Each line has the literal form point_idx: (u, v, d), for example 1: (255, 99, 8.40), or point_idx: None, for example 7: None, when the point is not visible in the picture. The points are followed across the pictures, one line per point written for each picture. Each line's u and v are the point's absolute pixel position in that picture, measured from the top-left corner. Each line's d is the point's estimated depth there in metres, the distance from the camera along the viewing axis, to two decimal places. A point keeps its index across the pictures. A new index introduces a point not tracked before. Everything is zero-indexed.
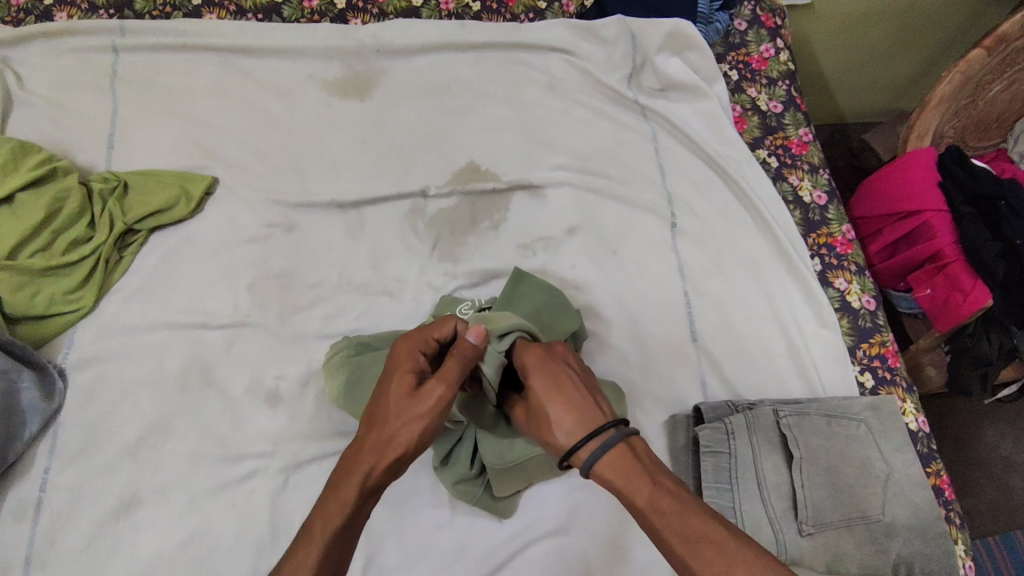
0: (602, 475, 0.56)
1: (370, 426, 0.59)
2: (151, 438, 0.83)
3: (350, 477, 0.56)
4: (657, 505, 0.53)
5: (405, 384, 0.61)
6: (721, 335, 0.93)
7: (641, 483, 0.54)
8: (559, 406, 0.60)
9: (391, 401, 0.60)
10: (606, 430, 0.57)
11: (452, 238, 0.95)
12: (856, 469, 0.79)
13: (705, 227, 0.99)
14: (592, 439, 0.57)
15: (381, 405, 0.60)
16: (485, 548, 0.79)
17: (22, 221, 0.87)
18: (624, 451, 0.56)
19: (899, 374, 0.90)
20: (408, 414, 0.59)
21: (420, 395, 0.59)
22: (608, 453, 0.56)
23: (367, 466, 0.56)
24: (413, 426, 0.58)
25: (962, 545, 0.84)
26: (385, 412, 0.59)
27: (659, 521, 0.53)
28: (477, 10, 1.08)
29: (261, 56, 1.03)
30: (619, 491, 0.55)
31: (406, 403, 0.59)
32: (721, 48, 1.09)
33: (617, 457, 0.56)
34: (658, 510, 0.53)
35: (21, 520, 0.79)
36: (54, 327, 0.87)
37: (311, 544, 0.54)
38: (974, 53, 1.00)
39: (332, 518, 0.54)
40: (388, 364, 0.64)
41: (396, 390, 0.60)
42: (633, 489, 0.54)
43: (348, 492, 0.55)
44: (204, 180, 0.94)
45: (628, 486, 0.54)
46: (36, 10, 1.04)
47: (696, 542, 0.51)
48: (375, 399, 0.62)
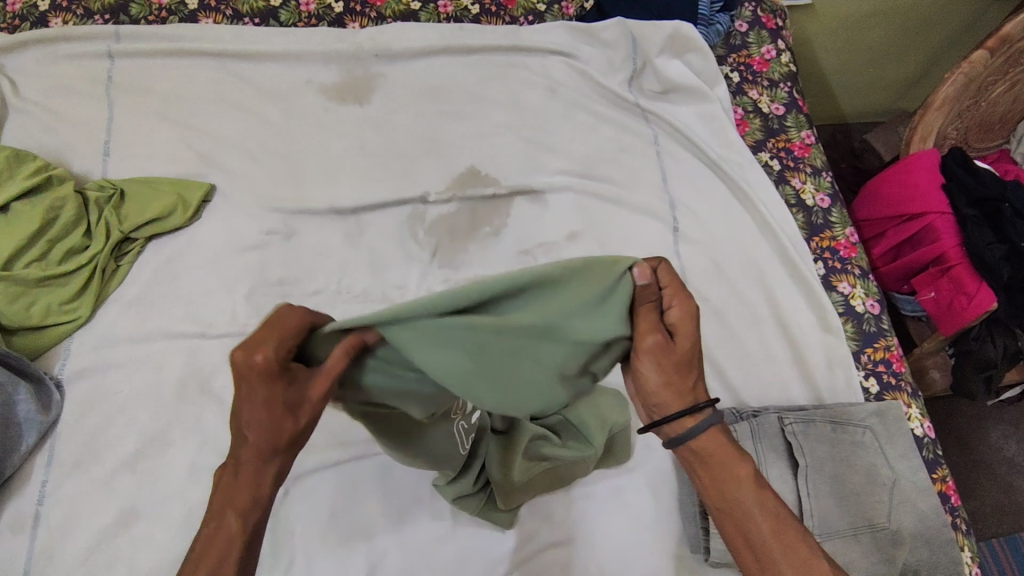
0: (705, 444, 0.57)
1: (251, 434, 0.51)
2: (149, 450, 0.82)
3: (252, 487, 0.52)
4: (756, 481, 0.57)
5: (286, 396, 0.49)
6: (725, 341, 0.92)
7: (745, 462, 0.57)
8: (688, 377, 0.56)
9: (276, 418, 0.50)
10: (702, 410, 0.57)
11: (452, 244, 0.95)
12: (862, 477, 0.78)
13: (706, 231, 0.98)
14: (690, 415, 0.56)
15: (259, 417, 0.49)
16: (487, 559, 0.78)
17: (17, 229, 0.86)
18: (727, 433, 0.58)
19: (904, 380, 0.90)
20: (297, 428, 0.51)
21: (309, 411, 0.50)
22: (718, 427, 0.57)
23: (272, 476, 0.53)
24: (304, 432, 0.51)
25: (969, 551, 0.83)
26: (268, 427, 0.50)
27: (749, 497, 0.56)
28: (476, 12, 1.07)
29: (257, 60, 1.02)
30: (717, 462, 0.57)
31: (293, 418, 0.50)
32: (721, 50, 1.08)
33: (718, 437, 0.57)
34: (757, 491, 0.56)
35: (18, 534, 0.78)
36: (50, 337, 0.86)
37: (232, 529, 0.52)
38: (976, 54, 0.99)
39: (252, 516, 0.53)
40: (246, 369, 0.48)
41: (278, 405, 0.49)
42: (736, 464, 0.57)
43: (261, 491, 0.53)
44: (201, 188, 0.93)
45: (730, 461, 0.57)
46: (32, 16, 1.03)
47: (781, 526, 0.55)
48: (244, 402, 0.49)
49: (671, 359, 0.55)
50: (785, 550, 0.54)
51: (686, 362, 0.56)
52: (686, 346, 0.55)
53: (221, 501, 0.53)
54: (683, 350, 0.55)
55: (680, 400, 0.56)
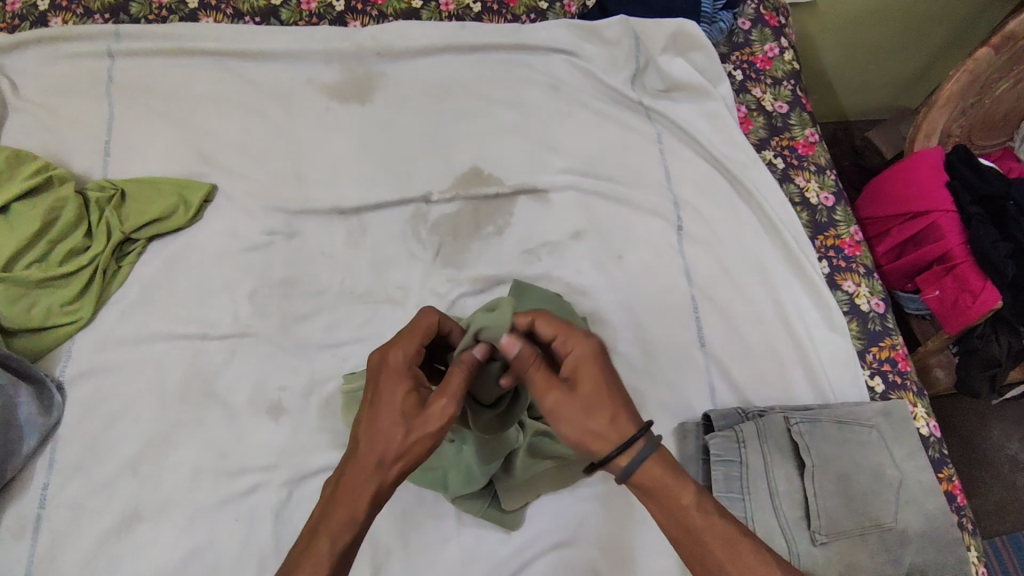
0: (647, 476, 0.55)
1: (372, 439, 0.55)
2: (151, 452, 0.82)
3: (355, 498, 0.53)
4: (699, 507, 0.55)
5: (410, 394, 0.56)
6: (729, 341, 0.91)
7: (687, 488, 0.55)
8: (604, 411, 0.55)
9: (396, 417, 0.55)
10: (638, 441, 0.55)
11: (455, 244, 0.94)
12: (868, 477, 0.77)
13: (711, 230, 0.97)
14: (629, 448, 0.55)
15: (385, 416, 0.55)
16: (492, 561, 0.78)
17: (17, 231, 0.86)
18: (663, 456, 0.56)
19: (909, 379, 0.89)
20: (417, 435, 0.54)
21: (427, 414, 0.55)
22: (654, 454, 0.55)
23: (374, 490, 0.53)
24: (421, 441, 0.54)
25: (975, 551, 0.83)
26: (388, 430, 0.54)
27: (696, 526, 0.55)
28: (478, 11, 1.06)
29: (258, 59, 1.01)
30: (660, 495, 0.55)
31: (413, 420, 0.55)
32: (724, 48, 1.08)
33: (658, 464, 0.56)
34: (701, 518, 0.55)
35: (20, 537, 0.78)
36: (51, 339, 0.85)
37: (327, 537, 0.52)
38: (981, 52, 0.99)
39: (343, 535, 0.52)
40: (382, 368, 0.58)
41: (402, 404, 0.55)
42: (675, 492, 0.55)
43: (359, 500, 0.53)
44: (203, 188, 0.93)
45: (673, 488, 0.55)
46: (31, 16, 1.02)
47: (737, 551, 0.54)
48: (373, 404, 0.56)
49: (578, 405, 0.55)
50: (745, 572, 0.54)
51: (593, 398, 0.55)
52: (588, 389, 0.56)
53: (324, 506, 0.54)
54: (585, 393, 0.56)
55: (616, 432, 0.55)
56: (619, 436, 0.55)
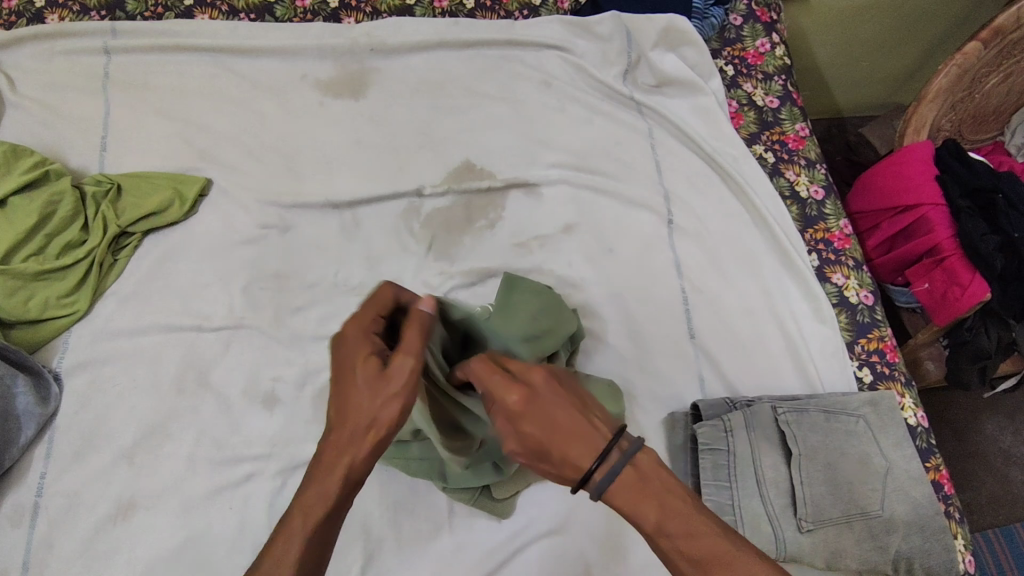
0: (613, 498, 0.53)
1: (342, 413, 0.55)
2: (147, 442, 0.83)
3: (325, 474, 0.53)
4: (663, 529, 0.52)
5: (369, 361, 0.56)
6: (720, 333, 0.92)
7: (649, 507, 0.52)
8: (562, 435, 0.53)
9: (362, 384, 0.55)
10: (609, 451, 0.53)
11: (448, 237, 0.95)
12: (854, 465, 0.78)
13: (702, 223, 0.98)
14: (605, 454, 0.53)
15: (352, 386, 0.56)
16: (483, 550, 0.79)
17: (16, 225, 0.87)
18: (632, 467, 0.53)
19: (898, 369, 0.90)
20: (380, 399, 0.54)
21: (391, 373, 0.55)
22: (622, 470, 0.52)
23: (344, 463, 0.53)
24: (385, 404, 0.54)
25: (962, 539, 0.84)
26: (354, 398, 0.55)
27: (667, 545, 0.52)
28: (471, 7, 1.07)
29: (253, 55, 1.02)
30: (627, 515, 0.53)
31: (381, 379, 0.55)
32: (716, 43, 1.09)
33: (631, 476, 0.53)
34: (668, 537, 0.52)
35: (17, 526, 0.79)
36: (48, 331, 0.86)
37: (306, 517, 0.53)
38: (970, 46, 0.99)
39: (316, 510, 0.52)
40: (341, 345, 0.58)
41: (365, 371, 0.56)
42: (641, 514, 0.52)
43: (329, 478, 0.53)
44: (198, 182, 0.94)
45: (636, 509, 0.52)
46: (28, 12, 1.03)
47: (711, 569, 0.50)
48: (338, 378, 0.57)
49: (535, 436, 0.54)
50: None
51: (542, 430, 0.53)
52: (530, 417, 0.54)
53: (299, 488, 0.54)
54: (538, 429, 0.54)
55: (586, 445, 0.53)
56: (592, 448, 0.52)
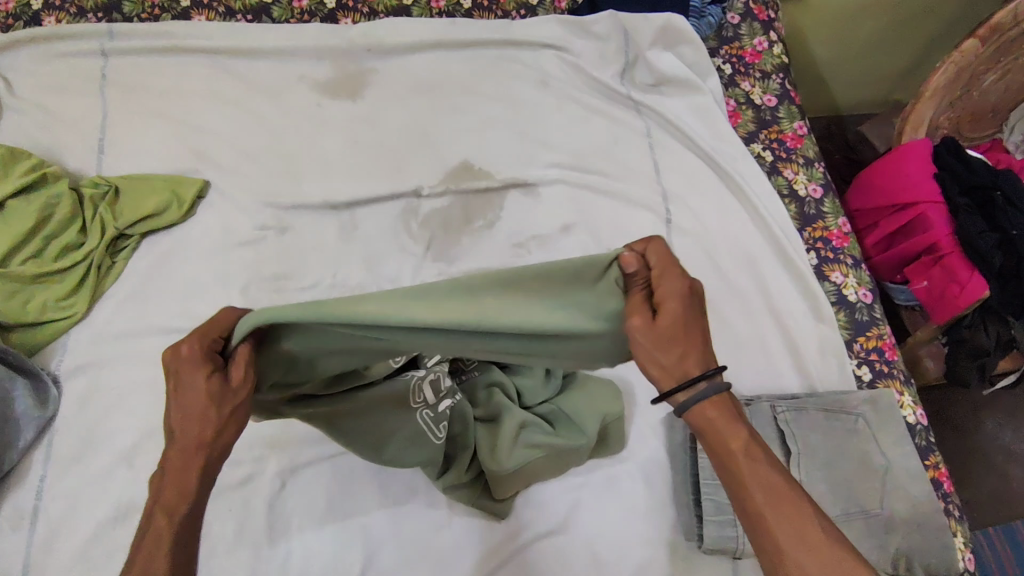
0: (700, 414, 0.54)
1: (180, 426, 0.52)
2: (146, 445, 0.83)
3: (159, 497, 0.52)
4: (750, 451, 0.53)
5: (204, 380, 0.52)
6: (718, 332, 0.92)
7: (740, 430, 0.54)
8: (678, 347, 0.52)
9: (200, 400, 0.51)
10: (700, 382, 0.53)
11: (447, 237, 0.95)
12: (853, 464, 0.78)
13: (700, 222, 0.98)
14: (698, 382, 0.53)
15: (187, 404, 0.52)
16: (482, 550, 0.79)
17: (14, 228, 0.87)
18: (723, 399, 0.54)
19: (896, 368, 0.90)
20: (209, 427, 0.52)
21: (229, 390, 0.52)
22: (711, 398, 0.53)
23: (172, 485, 0.52)
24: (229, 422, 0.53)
25: (962, 537, 0.84)
26: (181, 427, 0.52)
27: (745, 466, 0.52)
28: (468, 7, 1.07)
29: (250, 57, 1.02)
30: (711, 432, 0.54)
31: (224, 396, 0.52)
32: (714, 42, 1.08)
33: (720, 403, 0.54)
34: (751, 463, 0.52)
35: (16, 529, 0.79)
36: (47, 334, 0.86)
37: (169, 517, 0.51)
38: (967, 43, 0.99)
39: (178, 508, 0.51)
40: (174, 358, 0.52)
41: (200, 389, 0.52)
42: (728, 436, 0.53)
43: (188, 482, 0.52)
44: (196, 184, 0.94)
45: (725, 432, 0.53)
46: (25, 15, 1.03)
47: (777, 501, 0.51)
48: (179, 394, 0.52)
49: (657, 334, 0.51)
50: (785, 530, 0.50)
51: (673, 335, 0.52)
52: (674, 321, 0.52)
53: (155, 492, 0.52)
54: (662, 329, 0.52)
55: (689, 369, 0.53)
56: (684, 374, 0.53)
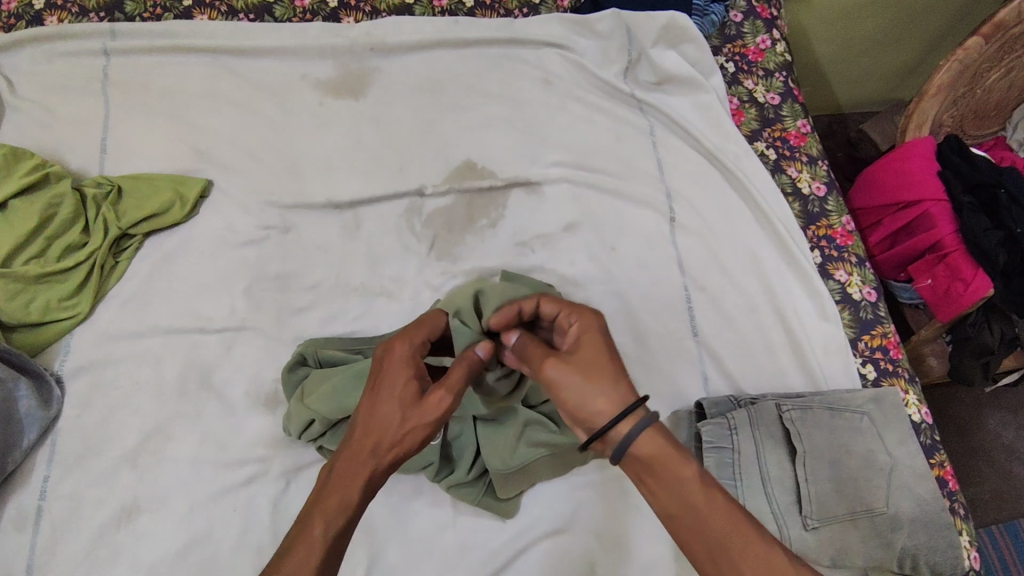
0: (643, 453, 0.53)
1: (375, 426, 0.58)
2: (150, 445, 0.83)
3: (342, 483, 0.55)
4: (704, 487, 0.53)
5: (411, 381, 0.60)
6: (722, 331, 0.92)
7: (691, 467, 0.53)
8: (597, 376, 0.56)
9: (398, 399, 0.59)
10: (634, 411, 0.54)
11: (450, 237, 0.95)
12: (859, 462, 0.78)
13: (703, 220, 0.98)
14: (627, 415, 0.54)
15: (384, 401, 0.59)
16: (487, 550, 0.79)
17: (17, 227, 0.87)
18: (664, 435, 0.54)
19: (901, 366, 0.90)
20: (416, 425, 0.58)
21: (426, 403, 0.58)
22: (651, 435, 0.53)
23: (363, 475, 0.56)
24: (415, 430, 0.58)
25: (967, 536, 0.84)
26: (384, 419, 0.58)
27: (701, 503, 0.52)
28: (470, 6, 1.07)
29: (253, 56, 1.02)
30: (660, 472, 0.53)
31: (418, 404, 0.59)
32: (717, 40, 1.08)
33: (661, 436, 0.53)
34: (708, 499, 0.52)
35: (20, 530, 0.79)
36: (49, 334, 0.86)
37: (327, 517, 0.54)
38: (972, 41, 0.99)
39: (336, 515, 0.54)
40: (387, 355, 0.62)
41: (402, 393, 0.59)
42: (681, 472, 0.52)
43: (354, 489, 0.55)
44: (199, 183, 0.94)
45: (675, 468, 0.52)
46: (27, 15, 1.03)
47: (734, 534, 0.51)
48: (377, 393, 0.60)
49: (571, 372, 0.56)
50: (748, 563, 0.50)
51: (587, 361, 0.57)
52: (588, 351, 0.57)
53: (315, 503, 0.55)
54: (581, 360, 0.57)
55: (610, 401, 0.54)
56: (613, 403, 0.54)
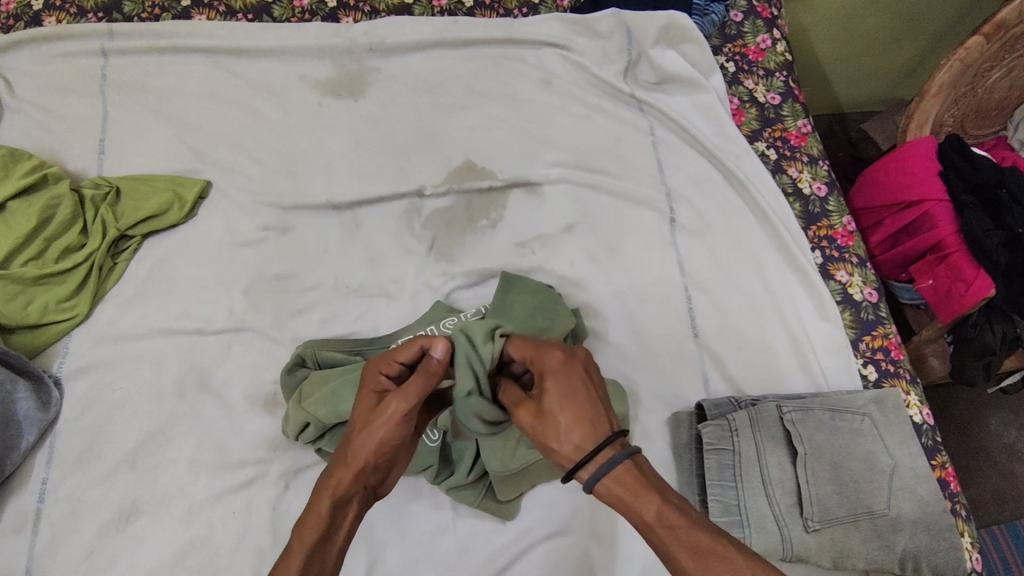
0: (609, 490, 0.54)
1: (342, 445, 0.60)
2: (149, 446, 0.82)
3: (320, 496, 0.56)
4: (665, 520, 0.52)
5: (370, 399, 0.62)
6: (722, 332, 0.92)
7: (652, 500, 0.52)
8: (565, 419, 0.56)
9: (358, 416, 0.60)
10: (608, 446, 0.55)
11: (450, 237, 0.95)
12: (861, 464, 0.78)
13: (703, 220, 0.98)
14: (604, 448, 0.55)
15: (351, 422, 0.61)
16: (487, 553, 0.79)
17: (15, 228, 0.87)
18: (627, 470, 0.54)
19: (902, 367, 0.90)
20: (377, 433, 0.58)
21: (378, 412, 0.59)
22: (610, 472, 0.54)
23: (333, 483, 0.56)
24: (369, 439, 0.58)
25: (969, 538, 0.83)
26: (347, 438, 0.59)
27: (666, 538, 0.52)
28: (470, 6, 1.07)
29: (251, 56, 1.02)
30: (627, 508, 0.53)
31: (371, 416, 0.59)
32: (717, 40, 1.08)
33: (627, 468, 0.54)
34: (669, 526, 0.52)
35: (19, 532, 0.78)
36: (48, 336, 0.86)
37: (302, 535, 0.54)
38: (973, 40, 0.98)
39: (305, 530, 0.54)
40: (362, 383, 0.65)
41: (361, 409, 0.61)
42: (641, 505, 0.52)
43: (320, 505, 0.55)
44: (198, 184, 0.93)
45: (637, 502, 0.52)
46: (25, 15, 1.02)
47: (706, 559, 0.50)
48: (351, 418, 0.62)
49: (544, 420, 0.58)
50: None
51: (559, 398, 0.58)
52: (553, 389, 0.58)
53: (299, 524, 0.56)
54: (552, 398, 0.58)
55: (586, 433, 0.56)
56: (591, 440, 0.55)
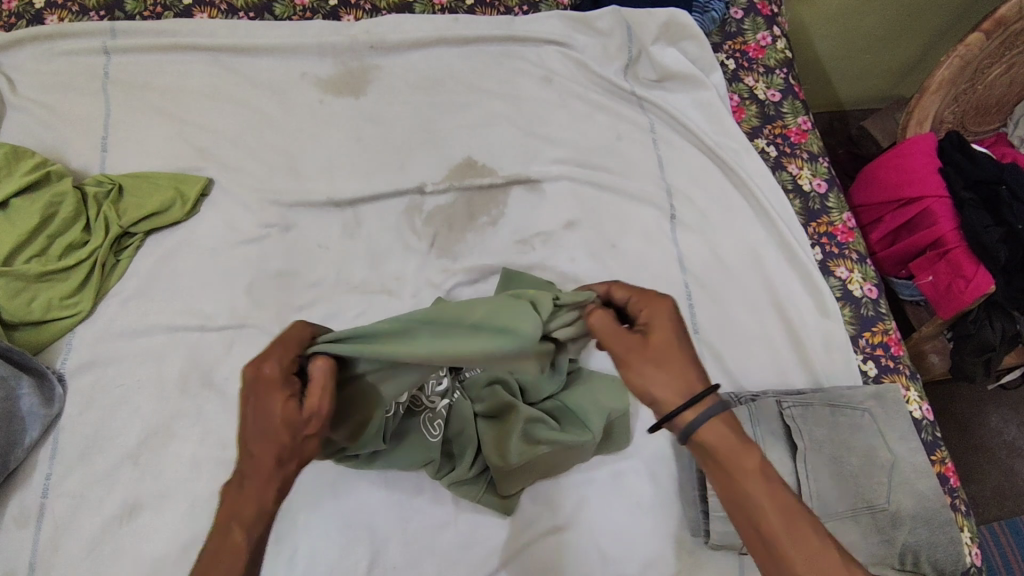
0: (710, 434, 0.55)
1: (247, 467, 0.56)
2: (152, 442, 0.83)
3: (236, 528, 0.54)
4: (764, 471, 0.54)
5: (273, 412, 0.55)
6: (723, 328, 0.92)
7: (755, 453, 0.55)
8: (680, 374, 0.57)
9: (259, 435, 0.55)
10: (708, 400, 0.56)
11: (451, 234, 0.95)
12: (860, 459, 0.78)
13: (703, 217, 0.98)
14: (699, 405, 0.56)
15: (253, 438, 0.56)
16: (489, 548, 0.79)
17: (18, 225, 0.87)
18: (731, 421, 0.56)
19: (902, 363, 0.90)
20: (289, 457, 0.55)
21: (282, 434, 0.55)
22: (721, 415, 0.56)
23: (252, 512, 0.55)
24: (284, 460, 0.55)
25: (968, 532, 0.84)
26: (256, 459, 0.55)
27: (758, 489, 0.54)
28: (470, 4, 1.07)
29: (252, 54, 1.02)
30: (725, 452, 0.55)
31: (276, 438, 0.55)
32: (717, 37, 1.08)
33: (729, 422, 0.56)
34: (766, 478, 0.54)
35: (23, 527, 0.79)
36: (51, 332, 0.86)
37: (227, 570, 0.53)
38: (973, 37, 0.99)
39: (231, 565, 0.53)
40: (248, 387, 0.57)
41: (266, 426, 0.55)
42: (747, 453, 0.55)
43: (243, 537, 0.54)
44: (200, 182, 0.94)
45: (741, 449, 0.55)
46: (27, 13, 1.03)
47: (790, 516, 0.53)
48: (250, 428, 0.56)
49: (652, 364, 0.57)
50: (797, 547, 0.51)
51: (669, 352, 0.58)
52: (664, 338, 0.58)
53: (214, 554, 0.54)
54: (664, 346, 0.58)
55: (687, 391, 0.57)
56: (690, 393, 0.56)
